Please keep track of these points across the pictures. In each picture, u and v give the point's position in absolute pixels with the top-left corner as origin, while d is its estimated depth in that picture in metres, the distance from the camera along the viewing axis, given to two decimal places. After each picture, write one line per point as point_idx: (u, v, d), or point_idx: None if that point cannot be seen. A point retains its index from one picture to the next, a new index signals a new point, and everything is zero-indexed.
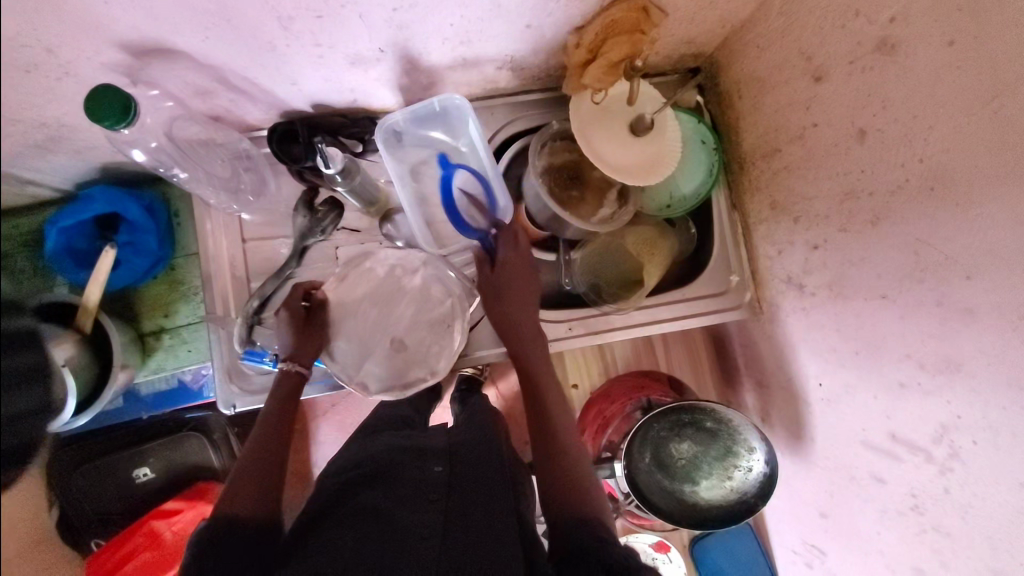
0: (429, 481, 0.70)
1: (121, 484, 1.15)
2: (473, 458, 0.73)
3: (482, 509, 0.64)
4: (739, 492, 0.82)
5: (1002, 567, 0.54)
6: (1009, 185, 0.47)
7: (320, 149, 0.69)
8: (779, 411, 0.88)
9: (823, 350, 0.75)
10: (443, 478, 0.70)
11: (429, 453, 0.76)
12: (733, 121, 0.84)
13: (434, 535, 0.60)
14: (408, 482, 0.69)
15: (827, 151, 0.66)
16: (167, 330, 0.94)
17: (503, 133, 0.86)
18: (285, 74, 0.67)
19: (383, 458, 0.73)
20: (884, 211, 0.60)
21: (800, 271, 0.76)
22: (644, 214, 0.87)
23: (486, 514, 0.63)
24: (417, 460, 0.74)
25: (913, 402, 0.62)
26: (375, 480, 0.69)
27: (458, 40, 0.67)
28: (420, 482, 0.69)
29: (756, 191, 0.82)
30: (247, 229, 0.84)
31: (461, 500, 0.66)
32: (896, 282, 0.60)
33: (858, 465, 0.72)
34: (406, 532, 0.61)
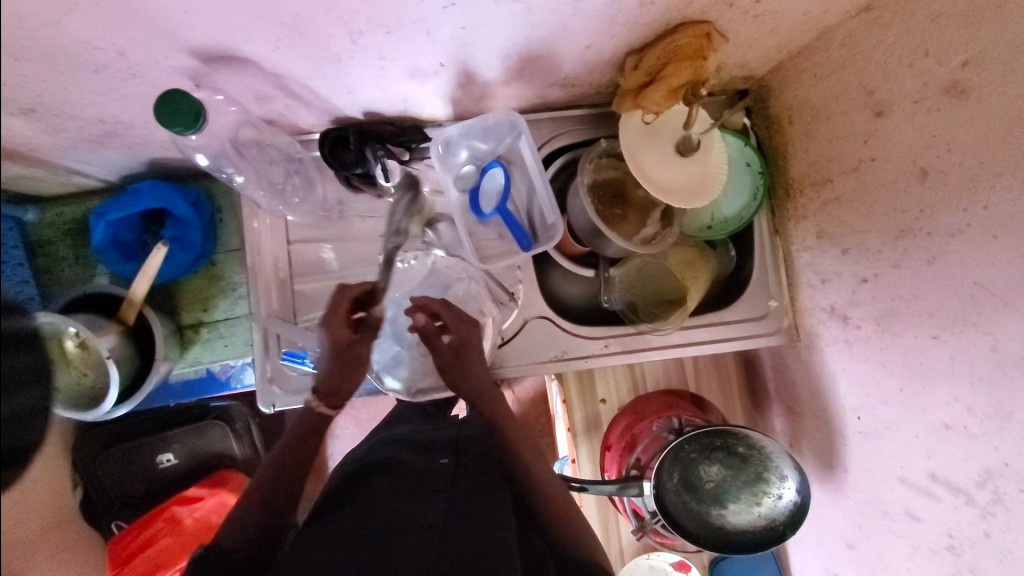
0: (433, 476, 0.74)
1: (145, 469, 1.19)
2: (477, 456, 0.78)
3: (476, 507, 0.69)
4: (767, 519, 0.82)
5: None
6: None
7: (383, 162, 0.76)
8: (810, 438, 0.88)
9: (865, 383, 0.74)
10: (446, 472, 0.75)
11: (437, 447, 0.81)
12: (782, 147, 0.83)
13: (435, 528, 0.65)
14: (413, 475, 0.73)
15: (884, 186, 0.66)
16: (205, 324, 0.97)
17: (549, 147, 0.86)
18: (343, 83, 0.67)
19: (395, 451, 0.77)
20: (943, 251, 0.60)
21: (845, 302, 0.76)
22: (684, 235, 0.87)
23: (481, 516, 0.68)
24: (424, 456, 0.79)
25: (957, 445, 0.61)
26: (386, 468, 0.73)
27: (517, 57, 0.67)
28: (424, 473, 0.74)
29: (802, 218, 0.82)
30: (292, 231, 0.85)
31: (462, 498, 0.71)
32: (950, 324, 0.60)
33: (893, 501, 0.72)
34: (405, 522, 0.65)
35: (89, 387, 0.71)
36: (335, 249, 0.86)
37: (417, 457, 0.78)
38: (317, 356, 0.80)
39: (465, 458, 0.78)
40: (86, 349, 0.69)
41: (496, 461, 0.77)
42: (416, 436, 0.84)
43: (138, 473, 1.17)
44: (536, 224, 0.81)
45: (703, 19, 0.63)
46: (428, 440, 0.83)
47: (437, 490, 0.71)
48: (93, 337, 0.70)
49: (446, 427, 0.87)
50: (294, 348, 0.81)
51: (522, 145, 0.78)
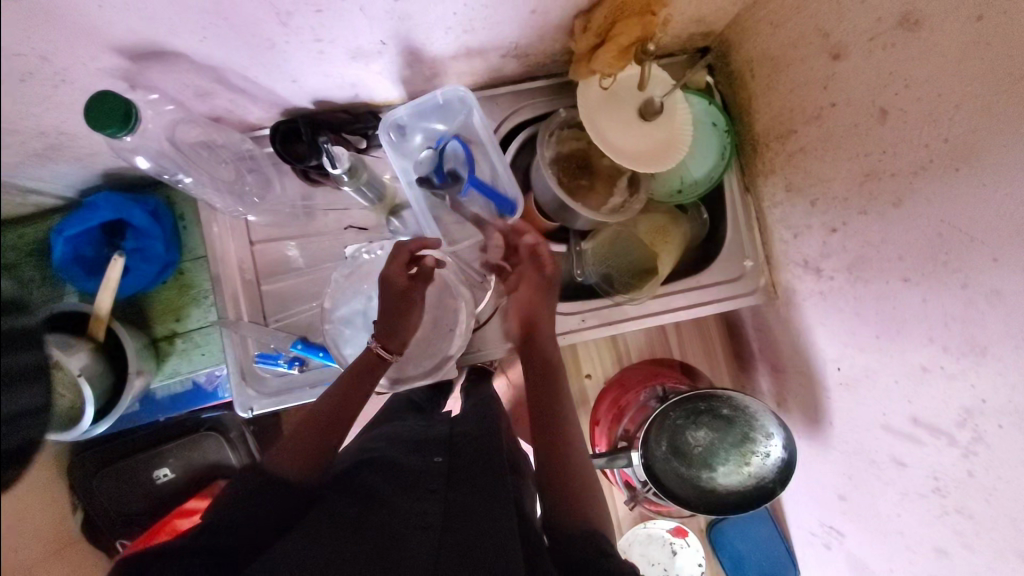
0: (429, 473, 0.72)
1: (140, 485, 1.18)
2: (474, 452, 0.75)
3: (477, 503, 0.66)
4: (757, 478, 0.82)
5: None
6: None
7: (326, 149, 0.70)
8: (795, 394, 0.88)
9: (843, 333, 0.74)
10: (443, 470, 0.72)
11: (429, 444, 0.79)
12: (745, 102, 0.82)
13: (434, 527, 0.63)
14: (409, 472, 0.71)
15: (847, 131, 0.64)
16: (179, 334, 0.94)
17: (509, 123, 0.84)
18: (285, 71, 0.65)
19: (387, 449, 0.76)
20: (908, 191, 0.58)
21: (817, 255, 0.75)
22: (655, 202, 0.85)
23: (482, 513, 0.64)
24: (413, 450, 0.77)
25: (934, 386, 0.61)
26: (378, 466, 0.72)
27: (461, 29, 0.64)
28: (418, 472, 0.72)
29: (771, 173, 0.80)
30: (254, 231, 0.83)
31: (461, 496, 0.68)
32: (919, 265, 0.59)
33: (878, 449, 0.72)
34: (402, 521, 0.63)
35: (70, 405, 0.71)
36: (300, 246, 0.84)
37: (411, 457, 0.75)
38: (291, 355, 0.80)
39: (466, 456, 0.75)
40: (61, 373, 0.69)
41: (496, 452, 0.75)
42: (410, 432, 0.83)
43: (135, 490, 1.17)
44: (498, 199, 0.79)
45: None
46: (419, 438, 0.80)
47: (433, 488, 0.69)
48: (64, 356, 0.70)
49: (439, 425, 0.85)
50: (267, 350, 0.80)
51: (474, 120, 0.76)
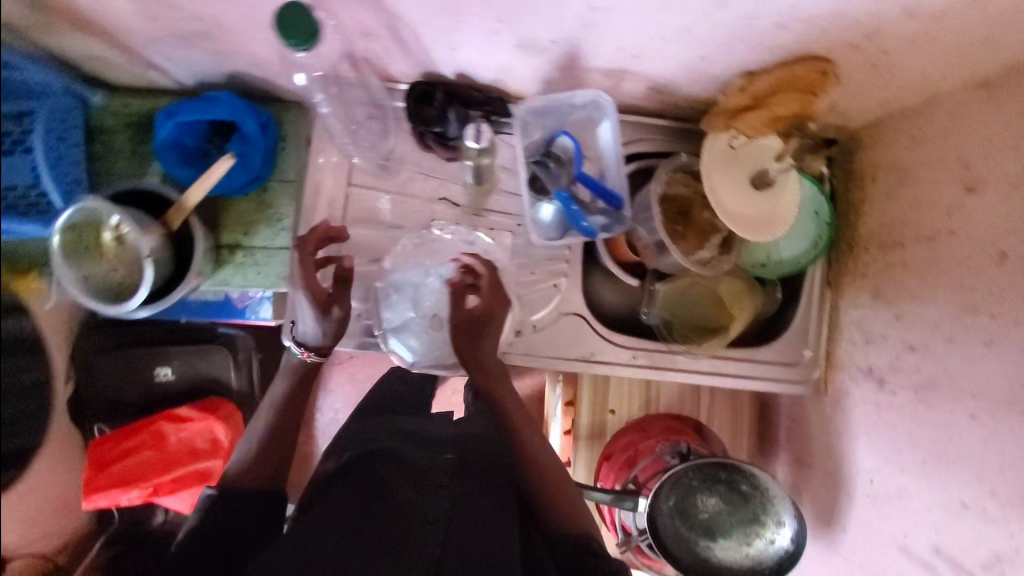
0: (436, 468, 0.73)
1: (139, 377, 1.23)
2: (482, 452, 0.76)
3: (484, 507, 0.68)
4: (755, 559, 0.82)
5: None
6: None
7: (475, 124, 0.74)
8: (813, 491, 0.88)
9: (888, 450, 0.75)
10: (449, 466, 0.73)
11: (437, 443, 0.79)
12: (857, 202, 0.83)
13: (438, 525, 0.65)
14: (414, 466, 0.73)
15: (957, 261, 0.66)
16: (241, 247, 0.93)
17: (625, 150, 0.85)
18: (449, 39, 0.67)
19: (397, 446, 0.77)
20: (1003, 337, 0.60)
21: (886, 366, 0.76)
22: (737, 267, 0.86)
23: (485, 515, 0.67)
24: (423, 447, 0.78)
25: (970, 526, 0.62)
26: (384, 461, 0.73)
27: (626, 52, 0.66)
28: (426, 467, 0.73)
29: (860, 276, 0.81)
30: (354, 173, 0.83)
31: (467, 499, 0.69)
32: (993, 409, 0.60)
33: (887, 567, 0.73)
34: (416, 520, 0.65)
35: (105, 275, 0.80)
36: (392, 201, 0.84)
37: (422, 454, 0.76)
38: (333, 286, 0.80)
39: (474, 458, 0.75)
40: (98, 253, 0.78)
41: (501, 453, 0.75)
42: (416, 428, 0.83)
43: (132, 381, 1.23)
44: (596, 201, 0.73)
45: (823, 58, 0.64)
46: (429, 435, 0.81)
47: (439, 483, 0.71)
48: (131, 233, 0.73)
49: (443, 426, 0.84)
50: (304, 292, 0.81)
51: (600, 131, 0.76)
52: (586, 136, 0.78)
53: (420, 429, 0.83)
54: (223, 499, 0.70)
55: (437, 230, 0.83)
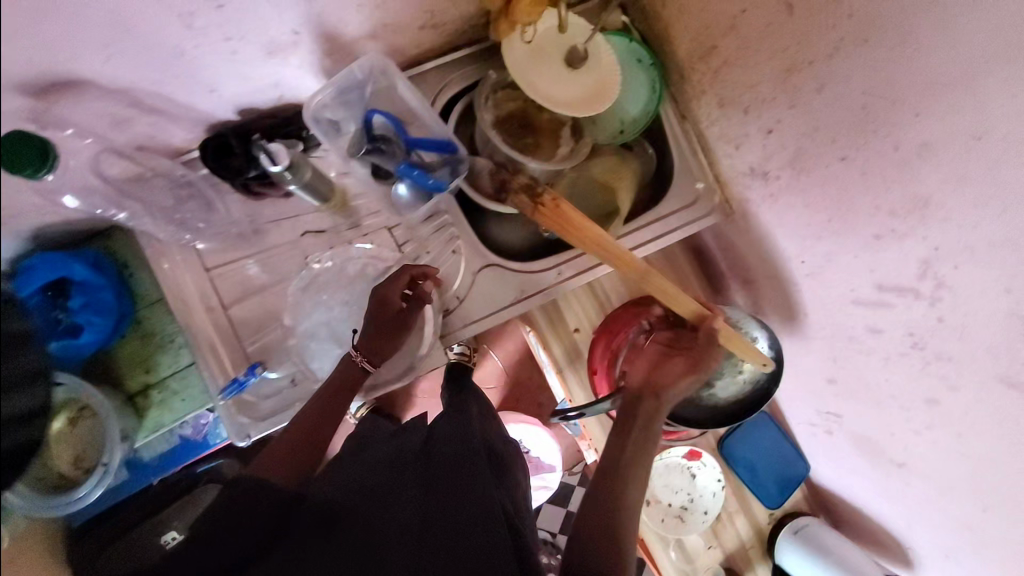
0: (400, 481, 0.69)
1: None
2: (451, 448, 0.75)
3: (465, 501, 0.67)
4: (753, 381, 0.88)
5: (1009, 372, 0.58)
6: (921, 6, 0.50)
7: (262, 146, 0.65)
8: (771, 299, 0.91)
9: (800, 229, 0.77)
10: (415, 479, 0.70)
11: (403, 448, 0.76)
12: (664, 31, 0.83)
13: (410, 537, 0.63)
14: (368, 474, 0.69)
15: (761, 32, 0.67)
16: (154, 386, 0.87)
17: (443, 98, 0.82)
18: (201, 81, 0.63)
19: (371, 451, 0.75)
20: (828, 75, 0.61)
21: (761, 159, 0.77)
22: (601, 146, 0.87)
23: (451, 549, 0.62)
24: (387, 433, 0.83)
25: (890, 250, 0.64)
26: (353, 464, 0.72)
27: (371, 4, 0.64)
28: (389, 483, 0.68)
29: (702, 94, 0.82)
30: (208, 259, 0.77)
31: (439, 495, 0.69)
32: (851, 141, 0.63)
33: (853, 324, 0.76)
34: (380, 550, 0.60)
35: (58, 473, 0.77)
36: (259, 262, 0.79)
37: (399, 471, 0.70)
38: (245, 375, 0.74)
39: (442, 454, 0.74)
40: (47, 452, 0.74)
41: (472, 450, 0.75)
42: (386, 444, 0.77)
43: None
44: (428, 165, 0.73)
45: None
46: (394, 449, 0.75)
47: (408, 465, 0.72)
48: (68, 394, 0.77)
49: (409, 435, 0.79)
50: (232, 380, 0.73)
51: (399, 88, 0.73)
52: (394, 101, 0.75)
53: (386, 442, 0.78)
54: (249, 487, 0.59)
55: (315, 264, 0.78)
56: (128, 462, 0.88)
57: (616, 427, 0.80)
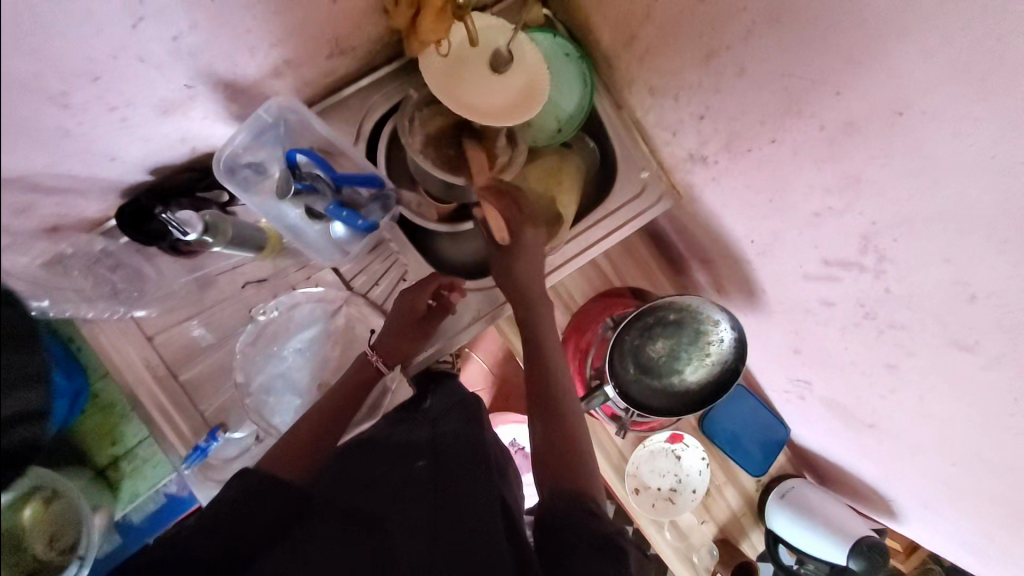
0: (411, 481, 0.64)
1: None
2: (458, 458, 0.66)
3: (466, 502, 0.61)
4: (722, 362, 0.87)
5: (958, 336, 0.58)
6: None
7: (169, 218, 0.62)
8: (729, 278, 0.91)
9: (744, 210, 0.77)
10: (427, 483, 0.64)
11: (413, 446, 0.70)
12: (586, 22, 0.80)
13: (422, 536, 0.58)
14: (383, 481, 0.64)
15: (677, 19, 0.65)
16: (123, 457, 0.84)
17: (369, 123, 0.78)
18: (98, 152, 0.59)
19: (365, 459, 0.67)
20: (747, 57, 0.60)
21: (697, 145, 0.76)
22: (540, 149, 0.84)
23: None
24: (406, 422, 0.74)
25: (832, 225, 0.64)
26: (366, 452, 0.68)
27: (266, 44, 0.60)
28: (403, 484, 0.64)
29: (632, 84, 0.80)
30: (149, 326, 0.75)
31: (450, 489, 0.63)
32: (780, 123, 0.61)
33: (808, 297, 0.76)
34: (393, 548, 0.57)
35: (34, 560, 0.64)
36: (204, 323, 0.77)
37: (409, 465, 0.66)
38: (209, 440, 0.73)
39: (449, 476, 0.64)
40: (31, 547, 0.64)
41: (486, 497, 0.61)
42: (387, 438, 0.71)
43: None
44: (359, 199, 0.71)
45: None
46: (398, 441, 0.70)
47: (414, 496, 0.62)
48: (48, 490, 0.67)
49: (418, 425, 0.74)
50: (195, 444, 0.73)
51: (314, 124, 0.70)
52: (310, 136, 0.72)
53: (390, 445, 0.69)
54: (257, 483, 0.56)
55: (261, 315, 0.77)
56: (117, 529, 0.85)
57: (534, 408, 0.74)
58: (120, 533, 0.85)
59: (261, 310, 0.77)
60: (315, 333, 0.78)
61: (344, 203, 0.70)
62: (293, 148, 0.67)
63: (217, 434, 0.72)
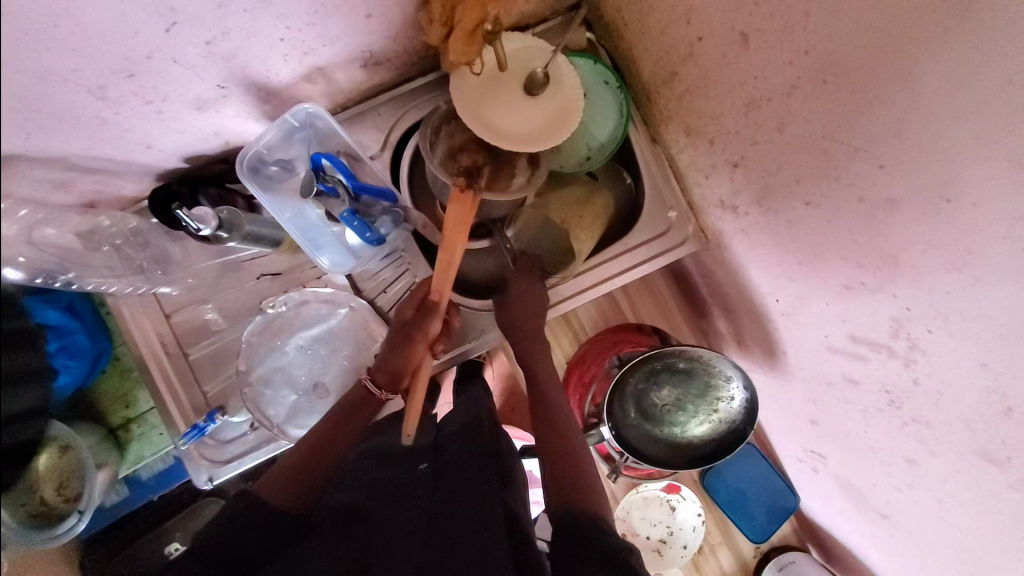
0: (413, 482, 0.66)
1: None
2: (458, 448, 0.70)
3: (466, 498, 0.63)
4: (727, 422, 0.83)
5: (987, 449, 0.52)
6: (880, 46, 0.44)
7: (185, 214, 0.64)
8: (749, 332, 0.85)
9: (771, 267, 0.72)
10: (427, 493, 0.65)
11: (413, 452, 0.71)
12: (630, 52, 0.78)
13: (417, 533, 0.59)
14: (390, 480, 0.66)
15: (719, 63, 0.62)
16: (135, 420, 0.86)
17: (397, 131, 0.78)
18: (134, 140, 0.62)
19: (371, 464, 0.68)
20: (787, 113, 0.57)
21: (730, 192, 0.72)
22: (567, 175, 0.82)
23: None
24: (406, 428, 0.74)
25: (863, 302, 0.58)
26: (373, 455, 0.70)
27: (300, 52, 0.62)
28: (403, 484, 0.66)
29: (669, 121, 0.77)
30: (169, 304, 0.79)
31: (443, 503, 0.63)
32: (816, 186, 0.57)
33: (830, 370, 0.70)
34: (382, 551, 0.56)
35: (41, 503, 0.69)
36: (217, 308, 0.80)
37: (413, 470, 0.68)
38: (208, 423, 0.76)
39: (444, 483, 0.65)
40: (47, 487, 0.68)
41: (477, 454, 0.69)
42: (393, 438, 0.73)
43: None
44: (371, 209, 0.71)
45: None
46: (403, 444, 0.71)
47: (416, 496, 0.64)
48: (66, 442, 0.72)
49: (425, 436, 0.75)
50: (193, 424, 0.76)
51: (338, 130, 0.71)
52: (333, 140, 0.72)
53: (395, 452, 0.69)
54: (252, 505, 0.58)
55: (270, 308, 0.79)
56: (127, 482, 0.88)
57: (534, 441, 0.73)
58: (129, 486, 0.88)
59: (272, 302, 0.79)
60: (322, 331, 0.81)
61: (361, 212, 0.69)
62: (320, 153, 0.68)
63: (215, 417, 0.75)
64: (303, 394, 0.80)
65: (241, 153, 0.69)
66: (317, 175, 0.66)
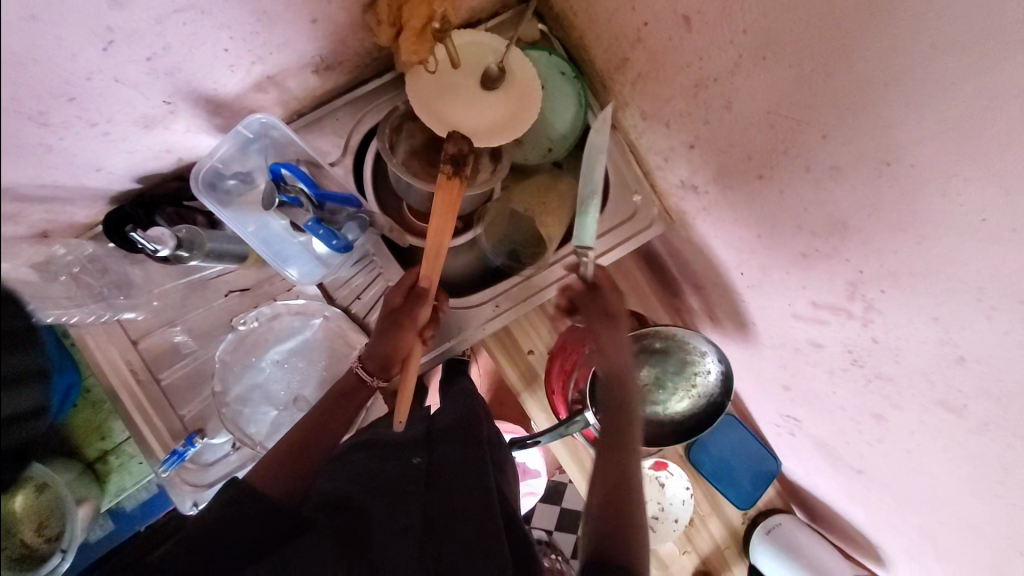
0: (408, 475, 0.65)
1: None
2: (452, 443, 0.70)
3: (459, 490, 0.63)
4: (706, 396, 0.86)
5: (945, 397, 0.55)
6: (814, 21, 0.46)
7: (142, 235, 0.63)
8: (720, 307, 0.88)
9: (733, 242, 0.74)
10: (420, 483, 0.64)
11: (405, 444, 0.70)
12: (581, 41, 0.79)
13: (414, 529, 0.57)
14: (382, 473, 0.64)
15: (666, 46, 0.63)
16: (112, 451, 0.84)
17: (356, 135, 0.77)
18: (82, 164, 0.60)
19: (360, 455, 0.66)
20: (734, 91, 0.58)
21: (689, 173, 0.74)
22: (531, 165, 0.82)
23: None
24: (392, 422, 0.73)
25: (820, 268, 0.61)
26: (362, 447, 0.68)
27: (247, 61, 0.61)
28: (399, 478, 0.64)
29: (625, 107, 0.79)
30: (135, 330, 0.77)
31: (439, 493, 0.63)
32: (766, 160, 0.59)
33: (797, 337, 0.73)
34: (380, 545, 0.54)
35: (22, 545, 0.65)
36: (186, 329, 0.78)
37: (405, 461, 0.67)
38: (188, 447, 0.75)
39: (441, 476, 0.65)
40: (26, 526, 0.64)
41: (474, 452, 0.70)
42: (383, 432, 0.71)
43: None
44: (335, 216, 0.70)
45: None
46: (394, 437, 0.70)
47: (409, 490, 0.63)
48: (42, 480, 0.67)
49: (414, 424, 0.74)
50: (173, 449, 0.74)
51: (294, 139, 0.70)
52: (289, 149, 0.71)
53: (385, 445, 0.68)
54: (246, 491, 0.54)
55: (242, 325, 0.78)
56: (110, 514, 0.87)
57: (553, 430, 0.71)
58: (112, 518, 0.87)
59: (243, 319, 0.78)
60: (297, 344, 0.80)
61: (326, 219, 0.69)
62: (279, 162, 0.66)
63: (195, 441, 0.74)
64: (283, 409, 0.79)
65: (196, 168, 0.68)
66: (276, 185, 0.66)
